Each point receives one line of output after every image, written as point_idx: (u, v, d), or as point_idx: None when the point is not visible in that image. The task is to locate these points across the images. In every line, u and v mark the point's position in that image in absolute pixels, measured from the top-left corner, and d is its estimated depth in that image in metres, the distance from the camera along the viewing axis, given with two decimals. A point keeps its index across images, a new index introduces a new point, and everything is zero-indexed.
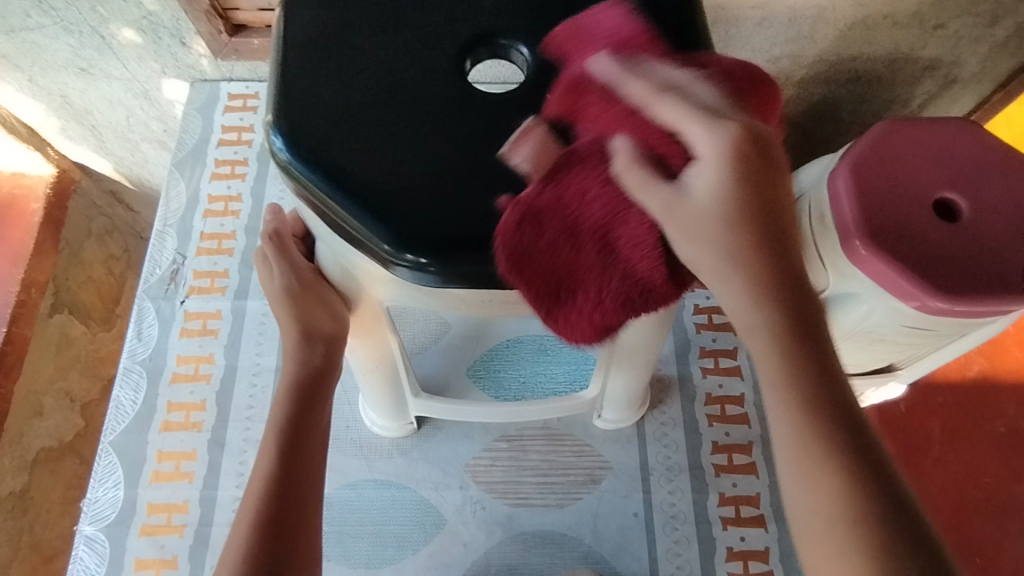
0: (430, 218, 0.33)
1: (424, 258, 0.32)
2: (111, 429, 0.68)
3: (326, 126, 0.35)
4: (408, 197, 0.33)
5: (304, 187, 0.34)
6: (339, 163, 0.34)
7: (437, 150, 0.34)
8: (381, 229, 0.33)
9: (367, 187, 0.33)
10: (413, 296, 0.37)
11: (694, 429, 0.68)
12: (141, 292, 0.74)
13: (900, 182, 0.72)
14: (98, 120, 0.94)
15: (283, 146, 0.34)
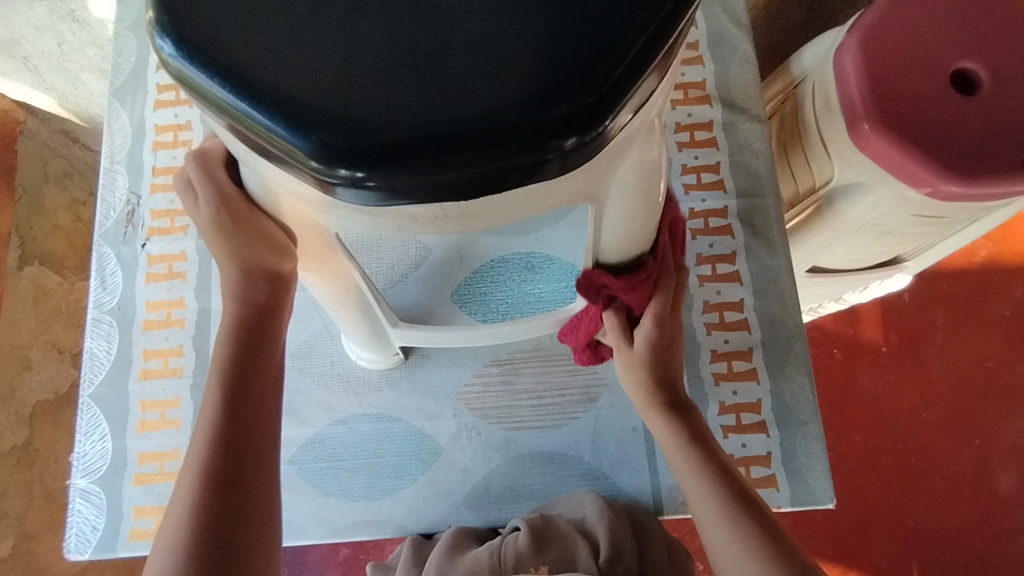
0: (356, 120, 0.27)
1: (356, 171, 0.28)
2: (89, 382, 0.65)
3: (221, 21, 0.29)
4: (330, 97, 0.28)
5: (208, 100, 0.29)
6: (243, 66, 0.29)
7: (360, 36, 0.29)
8: (300, 137, 0.28)
9: (280, 91, 0.28)
10: (357, 216, 0.33)
11: (692, 339, 0.66)
12: (97, 238, 0.69)
13: (915, 54, 0.65)
14: (28, 50, 0.85)
15: (172, 49, 0.29)
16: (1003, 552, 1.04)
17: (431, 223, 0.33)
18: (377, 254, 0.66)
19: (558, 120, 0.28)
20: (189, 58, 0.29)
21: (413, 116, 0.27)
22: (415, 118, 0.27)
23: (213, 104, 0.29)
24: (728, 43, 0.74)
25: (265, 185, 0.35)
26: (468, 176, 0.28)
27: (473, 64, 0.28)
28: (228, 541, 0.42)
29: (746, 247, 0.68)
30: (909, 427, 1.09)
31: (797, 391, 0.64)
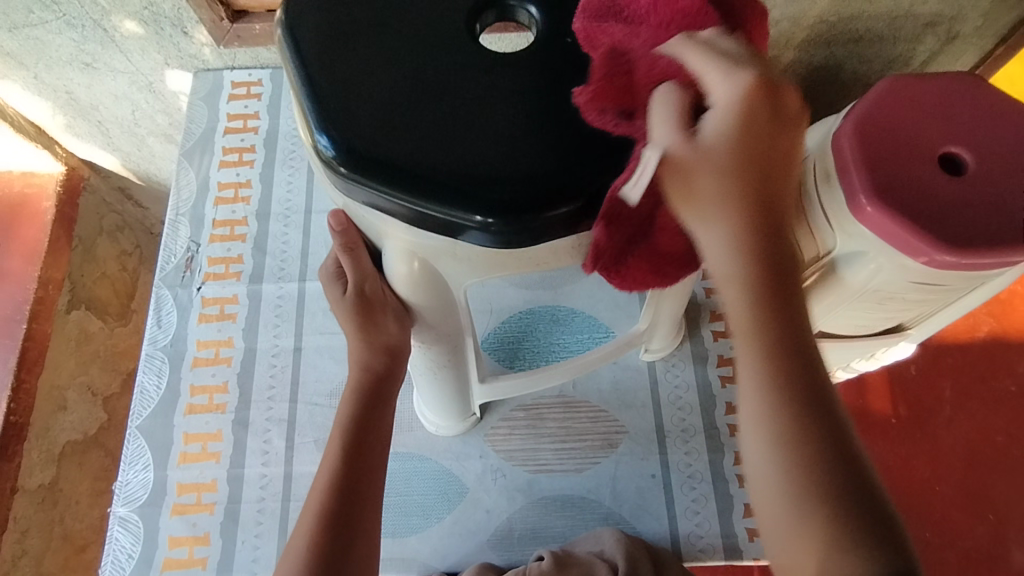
0: (468, 174, 0.35)
1: (469, 214, 0.35)
2: (137, 414, 0.69)
3: (361, 116, 0.37)
4: (448, 157, 0.36)
5: (336, 160, 0.36)
6: (373, 135, 0.36)
7: (465, 110, 0.37)
8: (444, 200, 0.35)
9: (405, 152, 0.36)
10: (460, 258, 0.40)
11: (708, 391, 0.69)
12: (158, 280, 0.76)
13: (905, 139, 0.72)
14: (103, 115, 0.95)
15: (328, 145, 0.36)
16: None
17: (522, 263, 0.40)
18: None
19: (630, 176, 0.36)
20: (328, 127, 0.37)
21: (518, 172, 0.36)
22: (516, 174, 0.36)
23: (338, 162, 0.36)
24: None
25: (374, 234, 0.41)
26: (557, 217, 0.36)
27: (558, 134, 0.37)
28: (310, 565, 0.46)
29: None
30: (924, 499, 1.09)
31: None
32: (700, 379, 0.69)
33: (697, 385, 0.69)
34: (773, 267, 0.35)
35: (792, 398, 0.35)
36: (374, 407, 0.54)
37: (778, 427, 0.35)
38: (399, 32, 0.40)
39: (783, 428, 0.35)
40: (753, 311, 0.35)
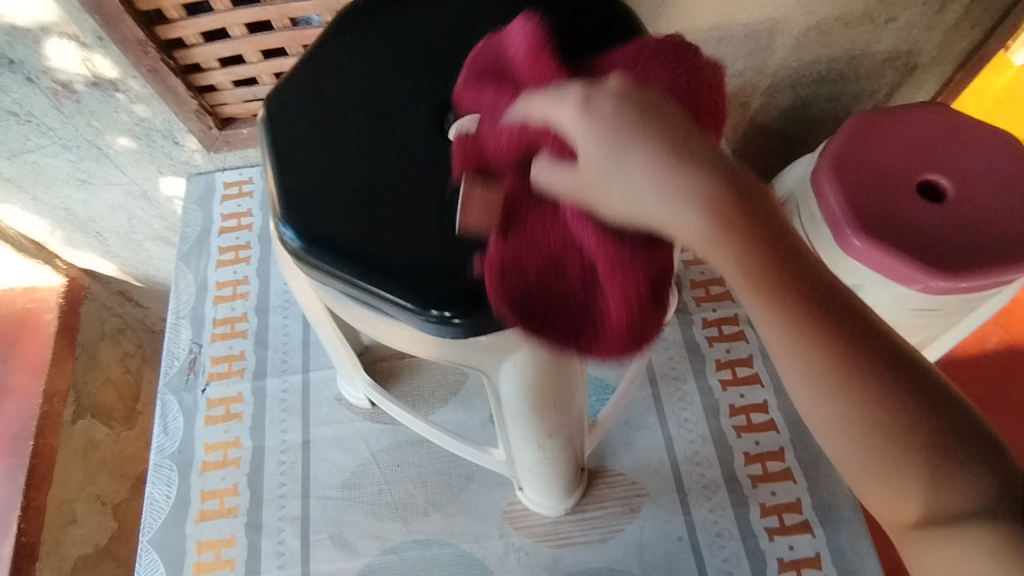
0: (448, 273, 0.38)
1: (450, 314, 0.37)
2: (148, 527, 0.68)
3: (363, 231, 0.40)
4: (423, 262, 0.39)
5: (354, 276, 0.39)
6: (355, 252, 0.39)
7: (435, 213, 0.40)
8: (458, 292, 0.38)
9: (388, 263, 0.39)
10: (486, 348, 0.42)
11: (724, 442, 0.68)
12: (162, 386, 0.75)
13: (882, 171, 0.74)
14: (101, 226, 0.97)
15: (343, 266, 0.39)
16: None
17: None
18: (418, 385, 0.73)
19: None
20: (316, 255, 0.40)
21: (490, 263, 0.38)
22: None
23: (358, 279, 0.39)
24: None
25: (392, 342, 0.44)
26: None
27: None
28: None
29: (761, 350, 0.72)
30: None
31: (835, 486, 0.65)
32: (715, 431, 0.68)
33: (711, 437, 0.68)
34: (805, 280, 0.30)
35: (858, 404, 0.30)
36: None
37: (867, 453, 0.30)
38: (367, 147, 0.43)
39: (893, 429, 0.29)
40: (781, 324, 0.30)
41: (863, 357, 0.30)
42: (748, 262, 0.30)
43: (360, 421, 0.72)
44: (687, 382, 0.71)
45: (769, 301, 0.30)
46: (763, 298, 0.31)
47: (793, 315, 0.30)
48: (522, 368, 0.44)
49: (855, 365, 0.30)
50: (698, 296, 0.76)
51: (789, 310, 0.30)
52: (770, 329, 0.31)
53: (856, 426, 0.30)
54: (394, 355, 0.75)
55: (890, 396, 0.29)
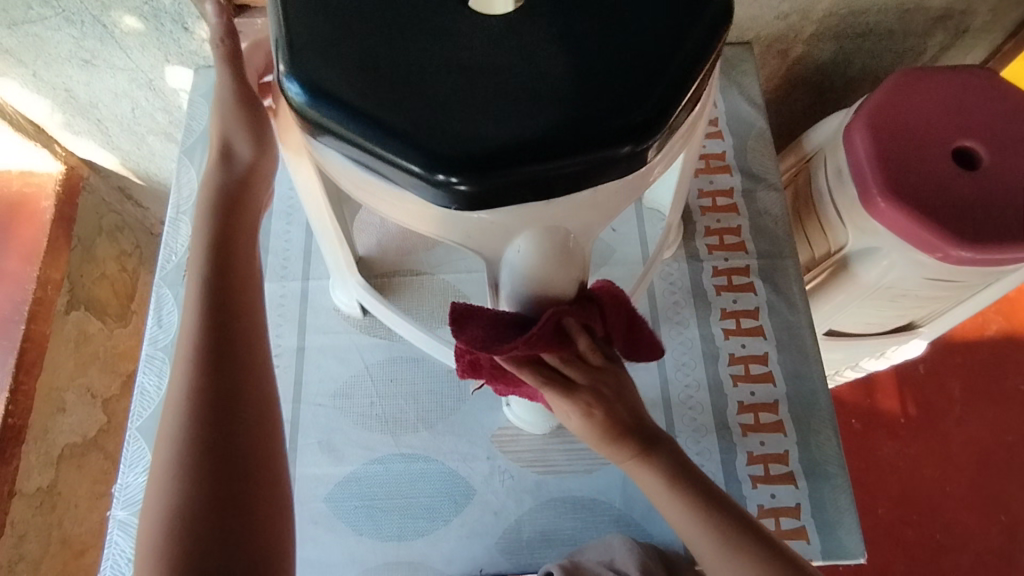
0: (456, 140, 0.36)
1: (462, 176, 0.36)
2: (137, 415, 0.68)
3: (369, 90, 0.38)
4: (440, 125, 0.37)
5: (351, 133, 0.37)
6: (359, 109, 0.37)
7: (454, 82, 0.38)
8: (464, 161, 0.36)
9: (404, 126, 0.37)
10: (489, 227, 0.41)
11: (719, 390, 0.67)
12: (158, 279, 0.74)
13: (918, 133, 0.71)
14: (103, 113, 0.94)
15: (342, 121, 0.37)
16: None
17: (544, 219, 0.41)
18: (414, 303, 0.72)
19: (607, 138, 0.37)
20: (320, 109, 0.38)
21: (508, 128, 0.37)
22: (509, 132, 0.37)
23: (357, 138, 0.37)
24: (745, 120, 0.81)
25: (388, 213, 0.43)
26: (547, 170, 0.37)
27: (548, 97, 0.38)
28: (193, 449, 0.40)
29: (768, 304, 0.71)
30: (928, 494, 1.10)
31: (824, 443, 0.65)
32: (711, 377, 0.68)
33: (707, 382, 0.68)
34: (675, 466, 0.49)
35: (710, 517, 0.48)
36: (230, 286, 0.47)
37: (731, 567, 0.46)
38: (387, 23, 0.40)
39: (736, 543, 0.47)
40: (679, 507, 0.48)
41: (715, 510, 0.48)
42: (667, 495, 0.49)
43: (355, 332, 0.72)
44: (688, 329, 0.70)
45: (669, 494, 0.49)
46: (668, 491, 0.49)
47: (680, 491, 0.48)
48: (524, 255, 0.43)
49: (717, 520, 0.48)
50: (711, 244, 0.74)
51: (676, 494, 0.49)
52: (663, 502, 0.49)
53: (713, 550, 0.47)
54: (397, 272, 0.74)
55: (727, 528, 0.47)
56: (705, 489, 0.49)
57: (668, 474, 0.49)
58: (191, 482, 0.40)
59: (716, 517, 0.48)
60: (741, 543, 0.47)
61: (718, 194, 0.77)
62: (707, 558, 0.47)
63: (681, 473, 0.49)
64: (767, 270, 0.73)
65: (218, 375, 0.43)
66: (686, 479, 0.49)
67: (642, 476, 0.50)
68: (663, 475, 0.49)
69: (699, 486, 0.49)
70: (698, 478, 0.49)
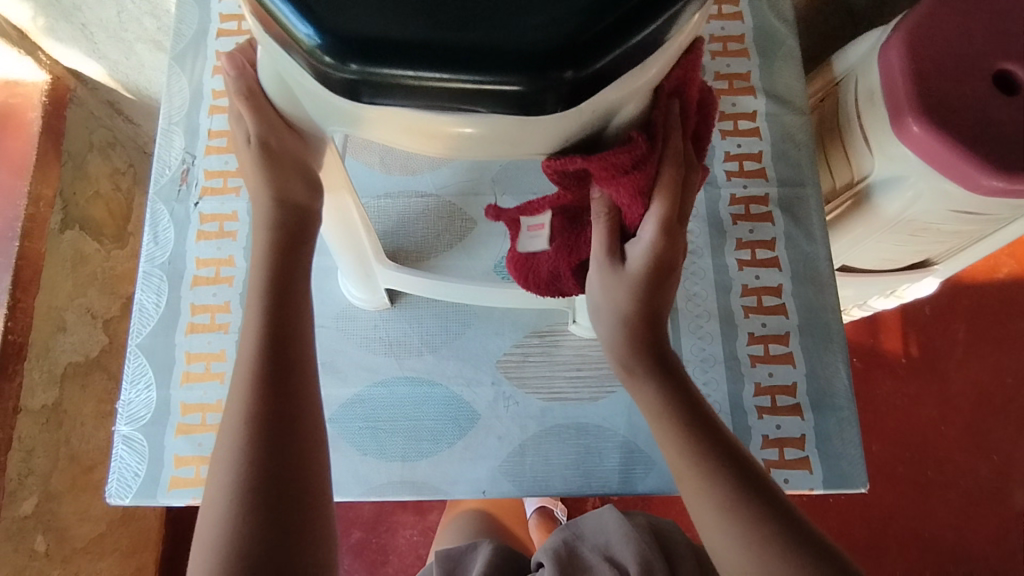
0: (495, 41, 0.30)
1: (562, 70, 0.30)
2: (137, 332, 0.67)
3: (370, 4, 0.30)
4: (489, 16, 0.30)
5: (372, 70, 0.30)
6: (368, 37, 0.30)
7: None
8: (515, 60, 0.30)
9: (453, 34, 0.30)
10: (548, 137, 0.35)
11: (730, 321, 0.66)
12: (152, 194, 0.71)
13: (963, 48, 0.64)
14: (87, 17, 0.89)
15: (356, 58, 0.30)
16: (1007, 562, 1.06)
17: (602, 122, 0.35)
18: (419, 225, 0.70)
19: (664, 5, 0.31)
20: (329, 53, 0.30)
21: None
22: (570, 6, 0.30)
23: (383, 70, 0.30)
24: (773, 38, 0.75)
25: (435, 153, 0.37)
26: (641, 42, 0.31)
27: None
28: (274, 392, 0.44)
29: (785, 234, 0.68)
30: (923, 432, 1.11)
31: (833, 376, 0.64)
32: (722, 308, 0.66)
33: (718, 313, 0.66)
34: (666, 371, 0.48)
35: (688, 428, 0.47)
36: (297, 240, 0.47)
37: (708, 482, 0.45)
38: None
39: (714, 468, 0.45)
40: (660, 414, 0.47)
41: (700, 431, 0.46)
42: (655, 400, 0.47)
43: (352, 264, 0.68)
44: (701, 259, 0.68)
45: (651, 399, 0.48)
46: (653, 402, 0.48)
47: (666, 401, 0.47)
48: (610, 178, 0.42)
49: (695, 435, 0.46)
50: (730, 170, 0.71)
51: (657, 398, 0.47)
52: (645, 399, 0.48)
53: (691, 461, 0.46)
54: (399, 193, 0.71)
55: (709, 452, 0.46)
56: (694, 414, 0.47)
57: (653, 384, 0.47)
58: (260, 424, 0.43)
59: (697, 439, 0.46)
60: (713, 464, 0.45)
61: (740, 117, 0.73)
62: (675, 461, 0.46)
63: (675, 389, 0.47)
64: (787, 199, 0.69)
65: (279, 319, 0.46)
66: (676, 397, 0.47)
67: (635, 386, 0.48)
68: (650, 386, 0.48)
69: (692, 408, 0.47)
70: (689, 398, 0.48)
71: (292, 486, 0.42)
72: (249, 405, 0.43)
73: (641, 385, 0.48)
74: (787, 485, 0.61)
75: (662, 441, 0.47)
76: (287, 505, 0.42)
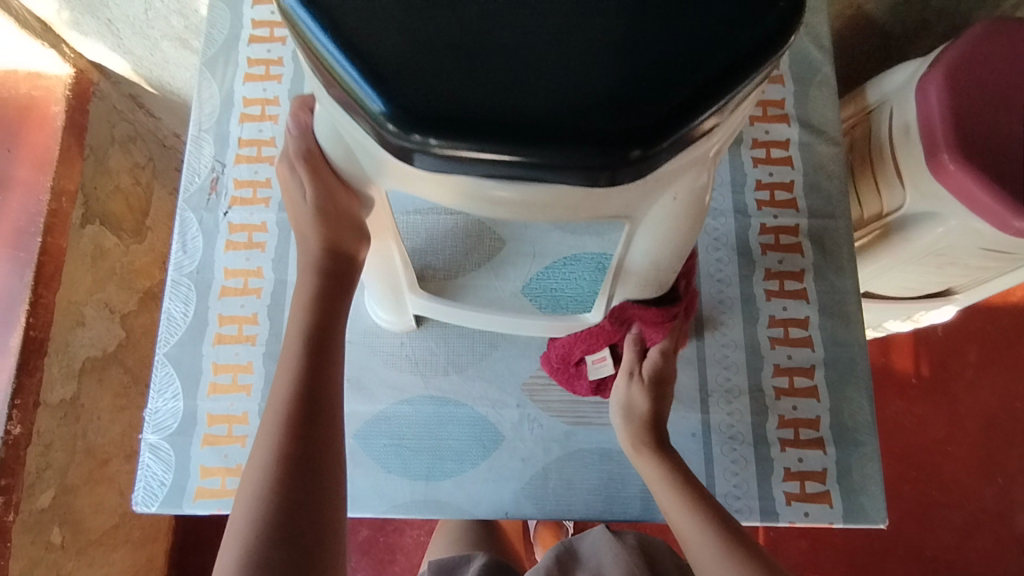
0: (562, 121, 0.30)
1: (628, 149, 0.30)
2: (165, 340, 0.67)
3: (438, 78, 0.30)
4: (556, 94, 0.30)
5: (439, 142, 0.30)
6: (435, 110, 0.30)
7: (535, 31, 0.31)
8: (583, 139, 0.30)
9: (520, 113, 0.30)
10: (601, 204, 0.35)
11: (756, 352, 0.66)
12: (181, 202, 0.71)
13: (999, 88, 0.65)
14: (114, 13, 0.89)
15: (422, 129, 0.30)
16: None
17: (652, 192, 0.36)
18: (450, 243, 0.70)
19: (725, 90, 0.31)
20: (393, 123, 0.30)
21: (627, 82, 0.31)
22: (635, 88, 0.30)
23: (449, 143, 0.30)
24: (809, 65, 0.75)
25: (481, 213, 0.37)
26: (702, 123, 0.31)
27: (648, 36, 0.31)
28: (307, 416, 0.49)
29: (814, 267, 0.68)
30: (930, 456, 1.12)
31: (857, 411, 0.64)
32: (749, 338, 0.66)
33: (744, 343, 0.66)
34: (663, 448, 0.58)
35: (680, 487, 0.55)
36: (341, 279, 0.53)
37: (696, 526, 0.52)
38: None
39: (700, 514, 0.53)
40: (659, 476, 0.56)
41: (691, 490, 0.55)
42: (657, 468, 0.57)
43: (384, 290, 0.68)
44: (728, 287, 0.68)
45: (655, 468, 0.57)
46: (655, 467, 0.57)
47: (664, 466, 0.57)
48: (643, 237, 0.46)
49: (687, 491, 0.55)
50: (761, 198, 0.71)
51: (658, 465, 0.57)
52: (648, 467, 0.57)
53: (684, 512, 0.53)
54: (429, 210, 0.70)
55: (697, 505, 0.53)
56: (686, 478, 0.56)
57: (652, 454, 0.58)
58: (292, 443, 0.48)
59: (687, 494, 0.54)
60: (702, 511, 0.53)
61: (773, 145, 0.73)
62: (671, 515, 0.54)
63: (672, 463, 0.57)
64: (818, 230, 0.69)
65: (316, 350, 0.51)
66: (672, 466, 0.57)
67: (644, 464, 0.58)
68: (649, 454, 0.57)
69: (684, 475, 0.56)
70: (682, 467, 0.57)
71: (315, 505, 0.47)
72: (276, 444, 0.48)
73: (644, 456, 0.58)
74: (807, 518, 0.62)
75: (660, 497, 0.56)
76: (311, 517, 0.46)
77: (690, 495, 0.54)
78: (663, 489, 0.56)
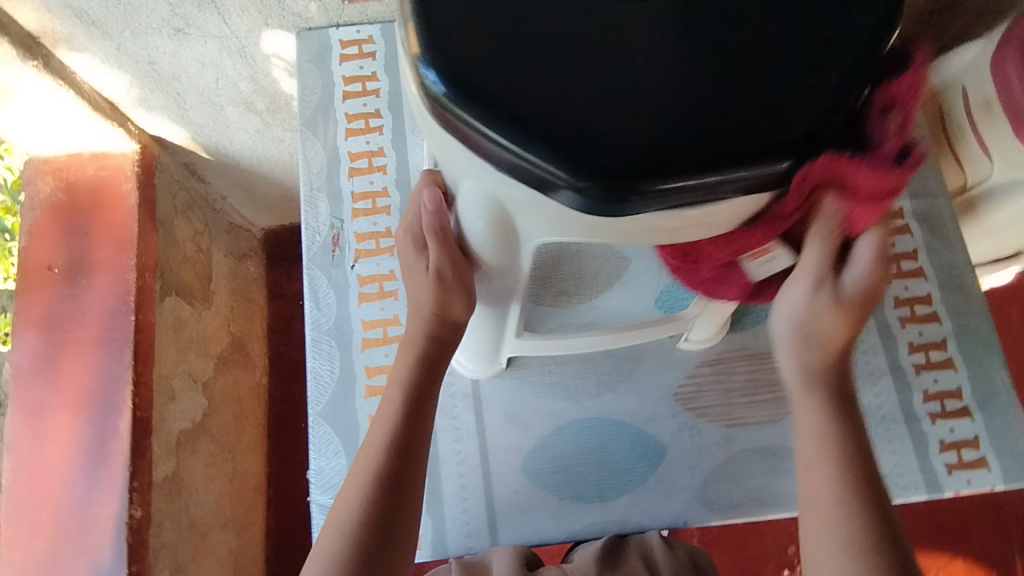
0: (730, 145, 0.34)
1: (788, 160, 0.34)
2: (316, 401, 0.67)
3: (614, 130, 0.33)
4: (718, 125, 0.34)
5: (631, 192, 0.33)
6: (620, 163, 0.33)
7: (665, 72, 0.34)
8: (751, 159, 0.34)
9: (696, 149, 0.33)
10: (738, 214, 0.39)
11: (889, 333, 0.69)
12: (307, 262, 0.72)
13: None
14: (183, 85, 0.88)
15: (616, 181, 0.33)
16: None
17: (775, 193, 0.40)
18: (581, 268, 0.72)
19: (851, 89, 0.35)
20: (589, 183, 0.33)
21: (772, 101, 0.34)
22: (775, 106, 0.34)
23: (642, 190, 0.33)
24: None
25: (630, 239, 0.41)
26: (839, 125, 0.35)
27: (777, 50, 0.35)
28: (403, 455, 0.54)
29: (926, 246, 0.72)
30: None
31: (995, 376, 0.67)
32: (880, 321, 0.69)
33: (876, 327, 0.69)
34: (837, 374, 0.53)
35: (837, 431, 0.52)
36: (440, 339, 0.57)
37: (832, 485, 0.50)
38: (558, 36, 0.35)
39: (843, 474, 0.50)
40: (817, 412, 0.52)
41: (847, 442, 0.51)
42: (818, 395, 0.52)
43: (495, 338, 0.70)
44: None
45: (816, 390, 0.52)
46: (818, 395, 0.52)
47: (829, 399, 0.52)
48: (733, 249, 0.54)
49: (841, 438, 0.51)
50: None
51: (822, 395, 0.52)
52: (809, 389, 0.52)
53: (829, 461, 0.51)
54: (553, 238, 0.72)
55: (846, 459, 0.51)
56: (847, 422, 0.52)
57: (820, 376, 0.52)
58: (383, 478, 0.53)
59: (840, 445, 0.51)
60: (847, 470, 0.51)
61: None
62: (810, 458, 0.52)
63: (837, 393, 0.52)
64: (922, 211, 0.73)
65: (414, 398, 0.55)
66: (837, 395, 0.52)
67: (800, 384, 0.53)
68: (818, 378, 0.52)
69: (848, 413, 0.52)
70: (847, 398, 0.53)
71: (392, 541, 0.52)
72: (368, 474, 0.53)
73: (813, 380, 0.52)
74: (970, 485, 0.64)
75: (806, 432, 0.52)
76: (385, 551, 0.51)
77: (840, 449, 0.51)
78: (818, 471, 0.51)
